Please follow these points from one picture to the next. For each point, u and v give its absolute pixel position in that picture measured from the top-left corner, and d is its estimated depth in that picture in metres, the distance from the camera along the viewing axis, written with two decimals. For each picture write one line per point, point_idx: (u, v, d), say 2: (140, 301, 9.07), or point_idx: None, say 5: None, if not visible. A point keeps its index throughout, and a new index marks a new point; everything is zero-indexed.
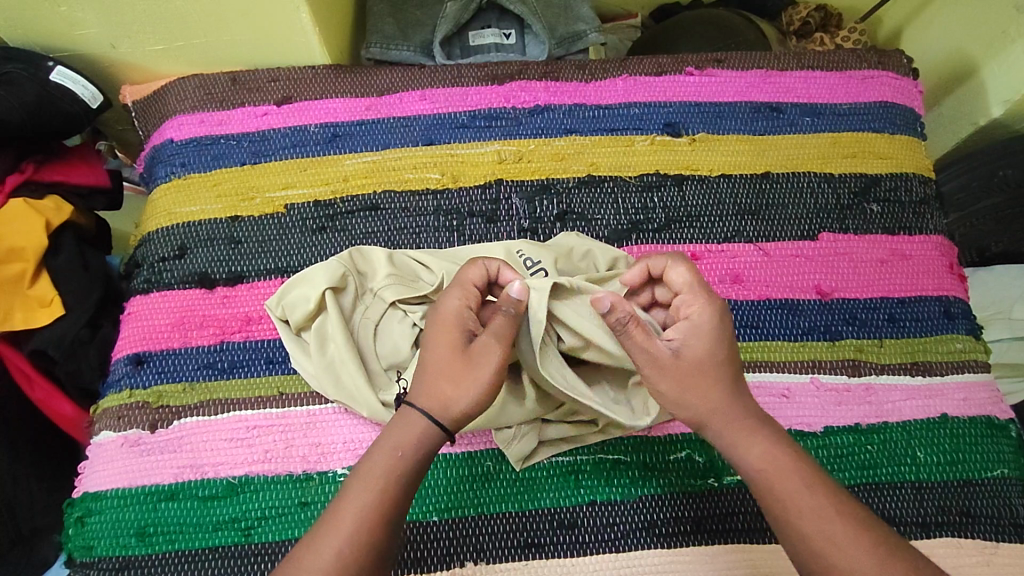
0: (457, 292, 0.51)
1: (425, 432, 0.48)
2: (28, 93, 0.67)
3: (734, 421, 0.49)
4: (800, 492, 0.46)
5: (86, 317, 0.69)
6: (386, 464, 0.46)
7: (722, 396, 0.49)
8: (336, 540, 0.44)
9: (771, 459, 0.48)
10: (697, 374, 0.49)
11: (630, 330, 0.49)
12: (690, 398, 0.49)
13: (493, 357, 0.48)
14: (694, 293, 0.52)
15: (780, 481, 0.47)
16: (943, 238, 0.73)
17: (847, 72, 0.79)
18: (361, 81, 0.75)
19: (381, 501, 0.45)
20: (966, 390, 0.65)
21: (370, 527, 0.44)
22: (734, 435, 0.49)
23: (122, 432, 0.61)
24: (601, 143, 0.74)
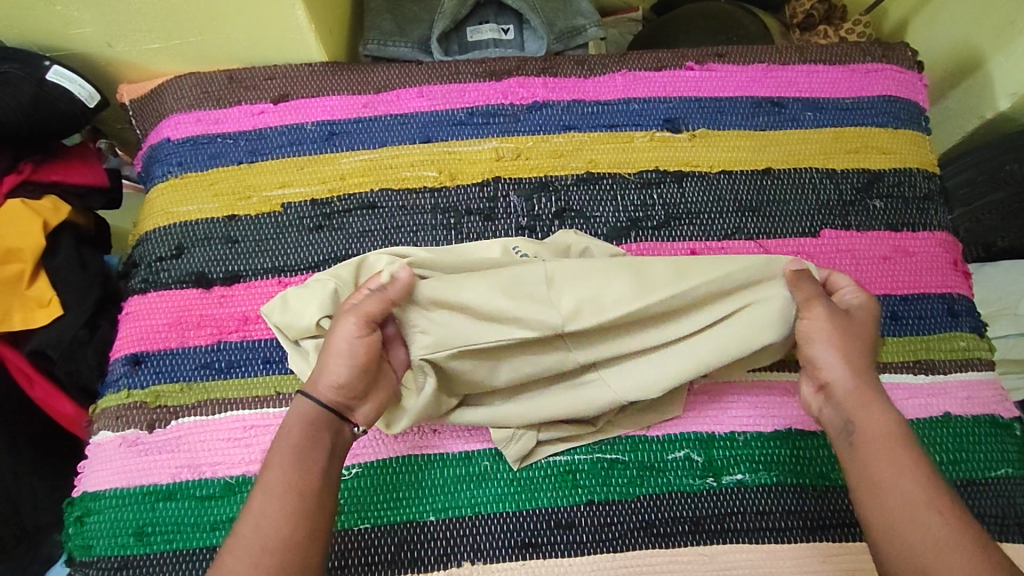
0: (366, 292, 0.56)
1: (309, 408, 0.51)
2: (25, 93, 0.67)
3: (856, 388, 0.52)
4: (904, 466, 0.48)
5: (84, 318, 0.69)
6: (282, 444, 0.50)
7: (858, 371, 0.53)
8: (258, 523, 0.47)
9: (889, 430, 0.50)
10: (847, 350, 0.53)
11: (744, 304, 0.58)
12: (833, 363, 0.53)
13: (347, 326, 0.52)
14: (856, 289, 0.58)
15: (888, 451, 0.49)
16: (948, 234, 0.72)
17: (851, 66, 0.78)
18: (358, 78, 0.75)
19: (286, 475, 0.49)
20: (969, 388, 0.64)
21: (286, 503, 0.48)
22: (858, 402, 0.51)
23: (121, 432, 0.61)
24: (600, 139, 0.73)
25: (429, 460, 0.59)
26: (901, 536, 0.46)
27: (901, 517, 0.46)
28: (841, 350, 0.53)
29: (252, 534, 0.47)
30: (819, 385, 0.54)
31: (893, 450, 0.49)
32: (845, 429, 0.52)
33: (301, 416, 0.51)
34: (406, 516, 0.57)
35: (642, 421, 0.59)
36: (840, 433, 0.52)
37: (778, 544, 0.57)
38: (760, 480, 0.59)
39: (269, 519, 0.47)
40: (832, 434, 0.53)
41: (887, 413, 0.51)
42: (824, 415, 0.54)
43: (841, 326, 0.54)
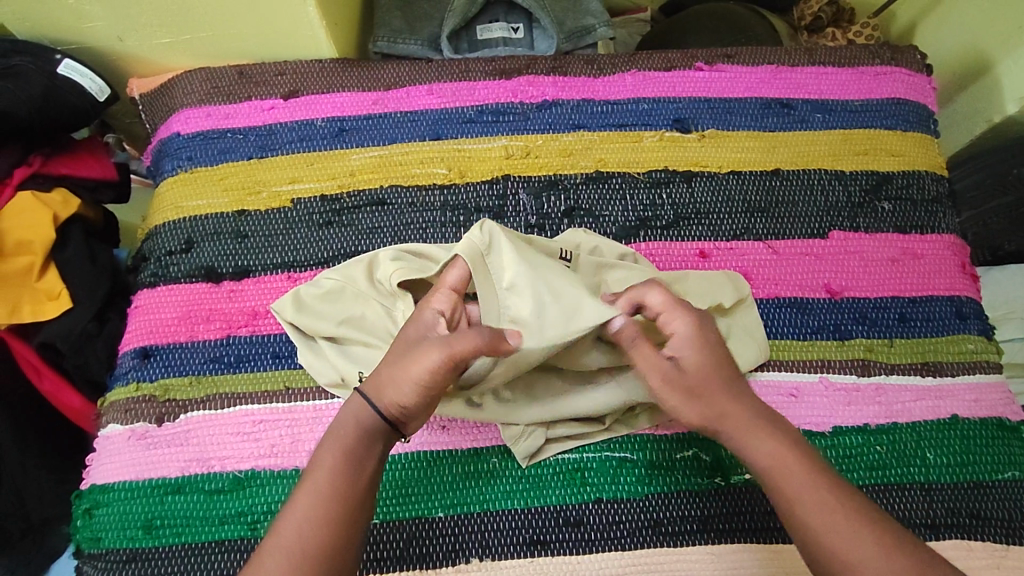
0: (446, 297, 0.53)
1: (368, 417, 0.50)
2: (36, 86, 0.67)
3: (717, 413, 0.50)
4: (810, 487, 0.47)
5: (92, 312, 0.69)
6: (335, 447, 0.49)
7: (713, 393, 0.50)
8: (294, 522, 0.46)
9: (778, 456, 0.48)
10: (696, 374, 0.50)
11: (639, 346, 0.52)
12: (696, 405, 0.50)
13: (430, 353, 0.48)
14: (675, 308, 0.52)
15: (788, 479, 0.47)
16: (956, 237, 0.72)
17: (859, 68, 0.78)
18: (368, 75, 0.75)
19: (334, 480, 0.48)
20: (977, 391, 0.64)
21: (329, 508, 0.47)
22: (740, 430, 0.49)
23: (130, 425, 0.61)
24: (609, 138, 0.73)
25: (438, 457, 0.59)
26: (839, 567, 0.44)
27: (835, 543, 0.45)
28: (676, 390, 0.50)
29: (287, 533, 0.46)
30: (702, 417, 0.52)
31: (790, 469, 0.48)
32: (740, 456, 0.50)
33: (357, 422, 0.50)
34: (415, 512, 0.57)
35: (651, 419, 0.60)
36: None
37: (785, 544, 0.57)
38: None
39: (309, 521, 0.46)
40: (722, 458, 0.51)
41: (774, 434, 0.49)
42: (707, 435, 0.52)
43: (688, 347, 0.51)
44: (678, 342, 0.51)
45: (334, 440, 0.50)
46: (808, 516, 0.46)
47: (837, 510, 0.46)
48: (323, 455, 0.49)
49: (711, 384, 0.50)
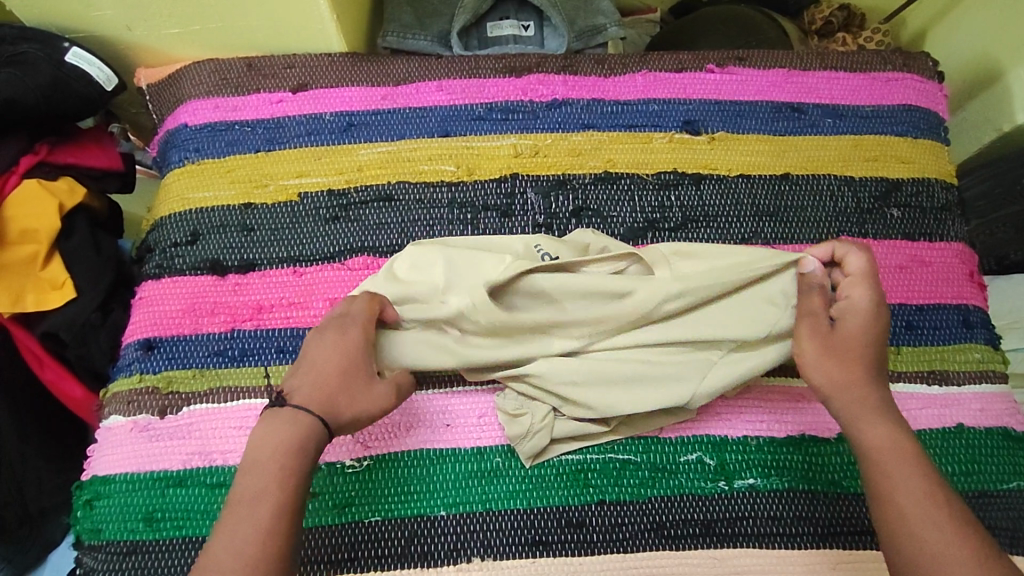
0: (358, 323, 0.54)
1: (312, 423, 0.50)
2: (44, 74, 0.67)
3: (848, 377, 0.53)
4: (913, 476, 0.48)
5: (96, 302, 0.68)
6: (278, 456, 0.47)
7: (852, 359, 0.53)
8: (239, 532, 0.44)
9: (894, 440, 0.50)
10: (848, 339, 0.54)
11: (811, 299, 0.56)
12: (835, 366, 0.53)
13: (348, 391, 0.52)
14: (863, 282, 0.54)
15: (896, 462, 0.49)
16: (964, 246, 0.71)
17: (871, 74, 0.78)
18: (379, 70, 0.74)
19: (280, 491, 0.46)
20: (983, 400, 0.64)
21: (280, 520, 0.45)
22: (850, 389, 0.52)
23: (132, 417, 0.61)
24: (619, 139, 0.73)
25: (441, 455, 0.59)
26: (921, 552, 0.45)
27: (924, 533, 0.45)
28: (828, 351, 0.54)
29: (237, 544, 0.44)
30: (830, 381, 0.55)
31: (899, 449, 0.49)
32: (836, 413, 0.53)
33: (301, 432, 0.49)
34: (417, 510, 0.57)
35: (657, 422, 0.59)
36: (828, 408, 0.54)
37: (787, 550, 0.57)
38: (772, 485, 0.59)
39: (255, 535, 0.44)
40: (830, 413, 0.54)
41: (890, 421, 0.51)
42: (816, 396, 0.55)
43: (854, 317, 0.54)
44: (848, 311, 0.54)
45: (274, 451, 0.48)
46: (901, 500, 0.47)
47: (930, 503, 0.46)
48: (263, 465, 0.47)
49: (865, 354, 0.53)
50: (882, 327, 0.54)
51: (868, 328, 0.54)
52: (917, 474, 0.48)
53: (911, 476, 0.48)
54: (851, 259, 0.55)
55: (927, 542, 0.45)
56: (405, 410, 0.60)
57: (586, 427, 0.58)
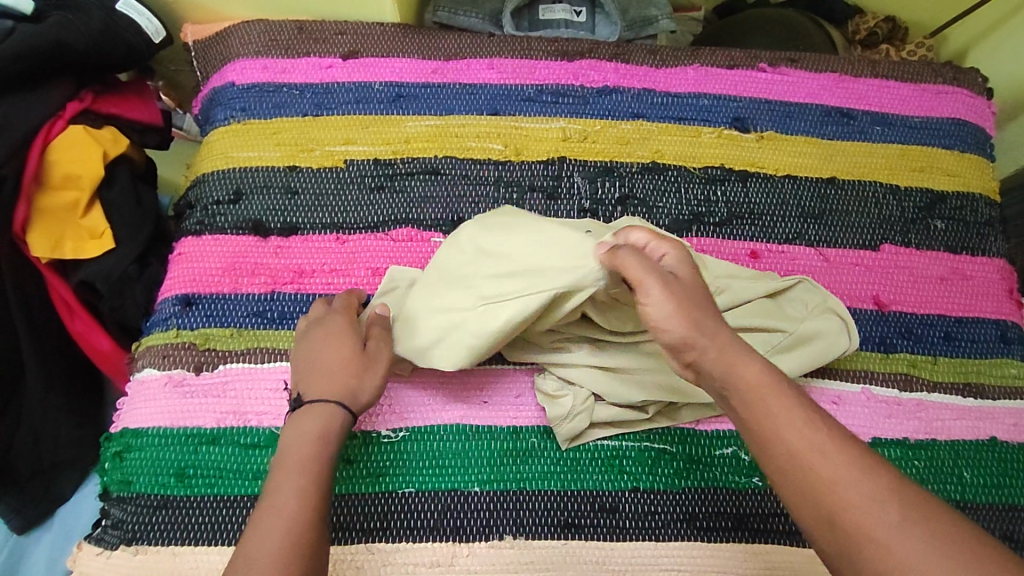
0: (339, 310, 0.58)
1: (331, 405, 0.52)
2: (96, 20, 0.66)
3: (725, 358, 0.42)
4: (827, 456, 0.39)
5: (134, 254, 0.68)
6: (297, 449, 0.49)
7: (715, 337, 0.42)
8: (281, 497, 0.46)
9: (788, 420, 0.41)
10: (665, 314, 0.42)
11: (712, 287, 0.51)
12: (682, 337, 0.42)
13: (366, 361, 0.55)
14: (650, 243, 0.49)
15: (807, 447, 0.40)
16: (1005, 262, 0.72)
17: (921, 85, 0.77)
18: (431, 44, 0.74)
19: (304, 477, 0.47)
20: (1016, 416, 0.65)
21: (307, 505, 0.46)
22: (727, 368, 0.42)
23: (167, 371, 0.60)
24: (668, 130, 0.73)
25: (477, 431, 0.58)
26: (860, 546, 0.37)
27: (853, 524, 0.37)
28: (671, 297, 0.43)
29: (265, 534, 0.44)
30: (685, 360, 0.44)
31: (741, 392, 0.42)
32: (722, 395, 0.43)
33: (316, 430, 0.50)
34: (451, 485, 0.57)
35: (693, 414, 0.59)
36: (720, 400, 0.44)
37: None
38: None
39: (279, 522, 0.44)
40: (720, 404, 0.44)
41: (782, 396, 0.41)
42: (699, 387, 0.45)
43: (679, 294, 0.44)
44: (668, 284, 0.44)
45: (296, 448, 0.49)
46: (815, 486, 0.39)
47: (849, 485, 0.38)
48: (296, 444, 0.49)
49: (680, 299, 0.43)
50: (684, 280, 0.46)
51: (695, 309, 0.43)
52: (795, 418, 0.41)
53: (781, 424, 0.41)
54: (657, 250, 0.48)
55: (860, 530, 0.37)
56: (442, 385, 0.60)
57: (626, 414, 0.58)
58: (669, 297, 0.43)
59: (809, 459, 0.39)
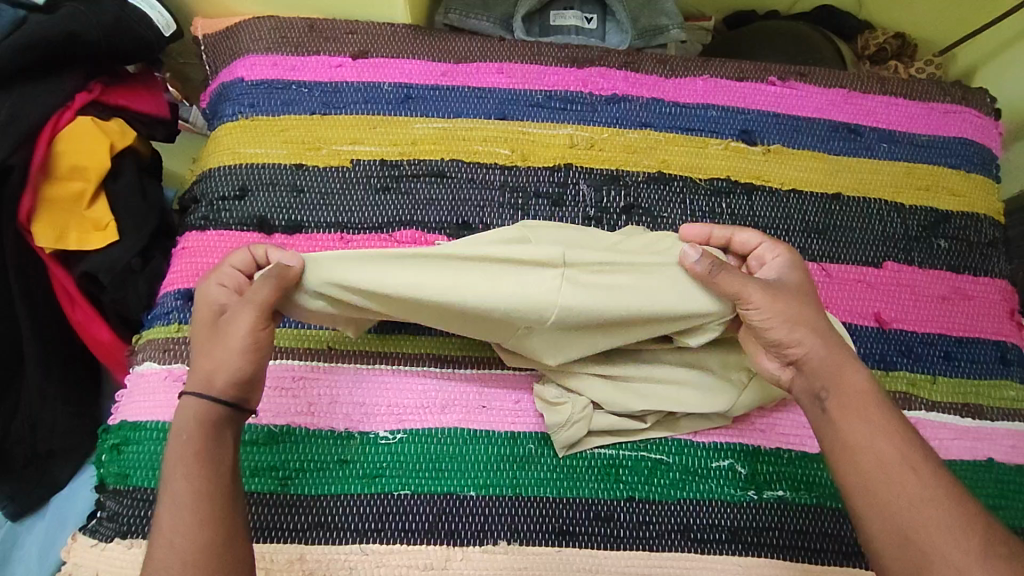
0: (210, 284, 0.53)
1: (202, 410, 0.49)
2: (108, 12, 0.66)
3: (831, 361, 0.50)
4: (916, 480, 0.44)
5: (138, 246, 0.68)
6: (178, 452, 0.47)
7: (824, 340, 0.50)
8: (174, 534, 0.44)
9: (892, 447, 0.46)
10: (782, 314, 0.50)
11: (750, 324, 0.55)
12: (795, 334, 0.50)
13: (243, 319, 0.50)
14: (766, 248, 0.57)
15: (906, 474, 0.44)
16: (1006, 283, 0.72)
17: (929, 103, 0.77)
18: (441, 46, 0.74)
19: (193, 483, 0.46)
20: (1014, 437, 0.65)
21: (203, 528, 0.45)
22: (832, 369, 0.49)
23: (167, 365, 0.60)
24: (675, 141, 0.73)
25: (475, 435, 0.58)
26: (925, 555, 0.42)
27: (920, 538, 0.43)
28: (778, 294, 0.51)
29: (174, 540, 0.44)
30: (788, 358, 0.51)
31: (844, 398, 0.48)
32: (820, 394, 0.49)
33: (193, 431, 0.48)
34: (447, 488, 0.57)
35: (692, 425, 0.59)
36: (813, 400, 0.49)
37: (811, 564, 0.57)
38: (801, 499, 0.59)
39: (185, 525, 0.44)
40: (804, 404, 0.50)
41: (884, 424, 0.47)
42: (796, 388, 0.51)
43: (799, 298, 0.52)
44: (769, 287, 0.52)
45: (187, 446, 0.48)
46: (890, 503, 0.44)
47: (928, 508, 0.43)
48: (172, 472, 0.46)
49: (795, 299, 0.52)
50: (806, 289, 0.53)
51: (806, 312, 0.51)
52: (884, 431, 0.46)
53: (876, 435, 0.46)
54: (770, 251, 0.56)
55: (925, 542, 0.42)
56: (441, 388, 0.60)
57: (624, 422, 0.58)
58: (780, 297, 0.51)
59: (902, 479, 0.44)
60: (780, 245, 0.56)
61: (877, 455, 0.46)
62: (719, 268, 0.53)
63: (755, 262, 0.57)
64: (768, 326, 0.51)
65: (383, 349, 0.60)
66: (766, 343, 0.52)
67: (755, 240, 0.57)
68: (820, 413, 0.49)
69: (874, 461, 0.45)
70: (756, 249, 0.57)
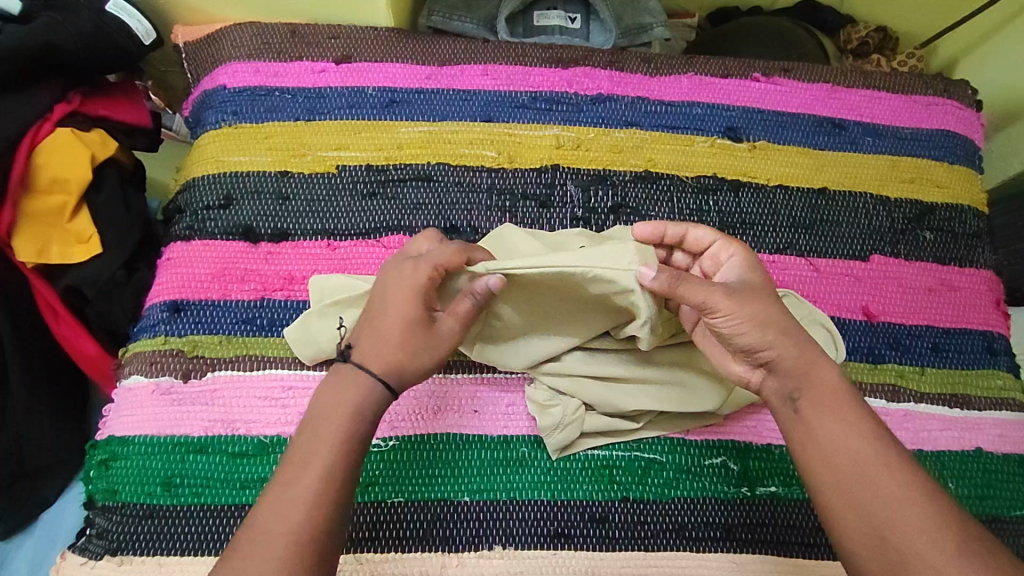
0: (429, 265, 0.53)
1: (371, 389, 0.49)
2: (86, 21, 0.65)
3: (804, 360, 0.49)
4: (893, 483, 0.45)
5: (122, 259, 0.67)
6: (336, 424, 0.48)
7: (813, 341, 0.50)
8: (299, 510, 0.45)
9: (869, 450, 0.46)
10: (749, 320, 0.49)
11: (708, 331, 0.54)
12: (765, 340, 0.49)
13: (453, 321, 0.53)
14: (722, 243, 0.55)
15: (881, 475, 0.45)
16: (992, 274, 0.73)
17: (912, 96, 0.78)
18: (424, 48, 0.73)
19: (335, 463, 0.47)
20: (1001, 426, 0.66)
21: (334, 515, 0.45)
22: (805, 371, 0.49)
23: (154, 379, 0.59)
24: (661, 139, 0.73)
25: (469, 440, 0.58)
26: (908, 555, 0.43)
27: (895, 537, 0.43)
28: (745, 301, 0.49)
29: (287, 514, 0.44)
30: (758, 361, 0.50)
31: (818, 399, 0.48)
32: (792, 393, 0.49)
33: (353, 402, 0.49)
34: (440, 494, 0.56)
35: (684, 423, 0.59)
36: (784, 400, 0.49)
37: (805, 559, 0.57)
38: (794, 495, 0.59)
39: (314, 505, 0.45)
40: (776, 404, 0.50)
41: (862, 425, 0.47)
42: (767, 389, 0.50)
43: (750, 296, 0.50)
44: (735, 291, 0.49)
45: (334, 410, 0.48)
46: (877, 503, 0.44)
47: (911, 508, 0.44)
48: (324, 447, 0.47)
49: (762, 302, 0.50)
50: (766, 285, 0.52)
51: (770, 311, 0.50)
52: (859, 432, 0.47)
53: (848, 433, 0.47)
54: (724, 251, 0.55)
55: (915, 543, 0.43)
56: (432, 392, 0.59)
57: (616, 422, 0.58)
58: (745, 305, 0.49)
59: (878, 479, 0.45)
60: (735, 243, 0.55)
61: (850, 457, 0.46)
62: (680, 280, 0.49)
63: (709, 262, 0.56)
64: (736, 333, 0.49)
65: None
66: (739, 353, 0.51)
67: (710, 238, 0.56)
68: (792, 413, 0.49)
69: (849, 461, 0.46)
70: (710, 249, 0.56)
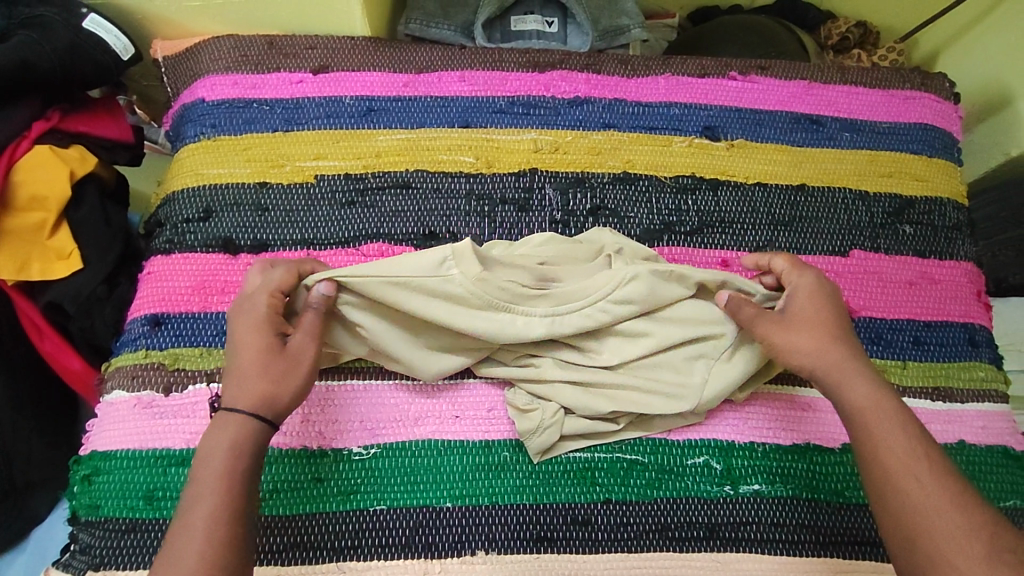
0: (264, 295, 0.54)
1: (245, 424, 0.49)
2: (62, 38, 0.65)
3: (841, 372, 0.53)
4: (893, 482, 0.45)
5: (103, 274, 0.68)
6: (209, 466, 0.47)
7: None
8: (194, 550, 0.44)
9: (904, 455, 0.48)
10: (795, 344, 0.55)
11: None
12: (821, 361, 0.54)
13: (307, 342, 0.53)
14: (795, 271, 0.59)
15: (908, 477, 0.47)
16: (973, 265, 0.73)
17: (889, 91, 0.78)
18: (400, 56, 0.74)
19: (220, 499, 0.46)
20: (985, 417, 0.66)
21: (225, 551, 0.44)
22: (841, 381, 0.53)
23: (135, 393, 0.60)
24: (638, 140, 0.73)
25: (448, 446, 0.58)
26: None
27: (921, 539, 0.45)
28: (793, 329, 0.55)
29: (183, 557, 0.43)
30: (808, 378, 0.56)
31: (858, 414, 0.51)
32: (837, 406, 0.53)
33: (234, 430, 0.49)
34: (421, 500, 0.56)
35: (665, 423, 0.59)
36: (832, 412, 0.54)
37: (789, 556, 0.57)
38: (777, 492, 0.59)
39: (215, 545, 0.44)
40: None
41: (899, 432, 0.49)
42: None
43: (782, 331, 0.56)
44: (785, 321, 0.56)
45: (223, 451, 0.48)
46: None
47: None
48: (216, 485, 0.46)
49: (815, 330, 0.55)
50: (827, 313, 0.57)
51: (797, 343, 0.55)
52: (900, 439, 0.49)
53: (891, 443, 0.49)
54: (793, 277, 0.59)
55: None
56: (412, 400, 0.59)
57: (595, 424, 0.58)
58: (802, 331, 0.55)
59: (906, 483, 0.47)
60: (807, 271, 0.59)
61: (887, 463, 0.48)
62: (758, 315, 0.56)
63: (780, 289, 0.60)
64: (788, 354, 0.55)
65: (352, 364, 0.60)
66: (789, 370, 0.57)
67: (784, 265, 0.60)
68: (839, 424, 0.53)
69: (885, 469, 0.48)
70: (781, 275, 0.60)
